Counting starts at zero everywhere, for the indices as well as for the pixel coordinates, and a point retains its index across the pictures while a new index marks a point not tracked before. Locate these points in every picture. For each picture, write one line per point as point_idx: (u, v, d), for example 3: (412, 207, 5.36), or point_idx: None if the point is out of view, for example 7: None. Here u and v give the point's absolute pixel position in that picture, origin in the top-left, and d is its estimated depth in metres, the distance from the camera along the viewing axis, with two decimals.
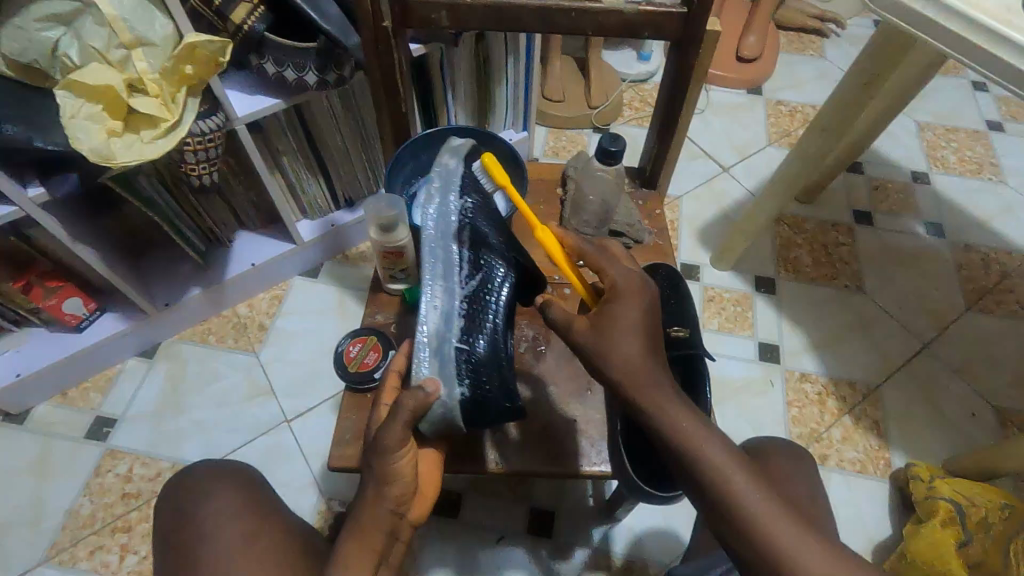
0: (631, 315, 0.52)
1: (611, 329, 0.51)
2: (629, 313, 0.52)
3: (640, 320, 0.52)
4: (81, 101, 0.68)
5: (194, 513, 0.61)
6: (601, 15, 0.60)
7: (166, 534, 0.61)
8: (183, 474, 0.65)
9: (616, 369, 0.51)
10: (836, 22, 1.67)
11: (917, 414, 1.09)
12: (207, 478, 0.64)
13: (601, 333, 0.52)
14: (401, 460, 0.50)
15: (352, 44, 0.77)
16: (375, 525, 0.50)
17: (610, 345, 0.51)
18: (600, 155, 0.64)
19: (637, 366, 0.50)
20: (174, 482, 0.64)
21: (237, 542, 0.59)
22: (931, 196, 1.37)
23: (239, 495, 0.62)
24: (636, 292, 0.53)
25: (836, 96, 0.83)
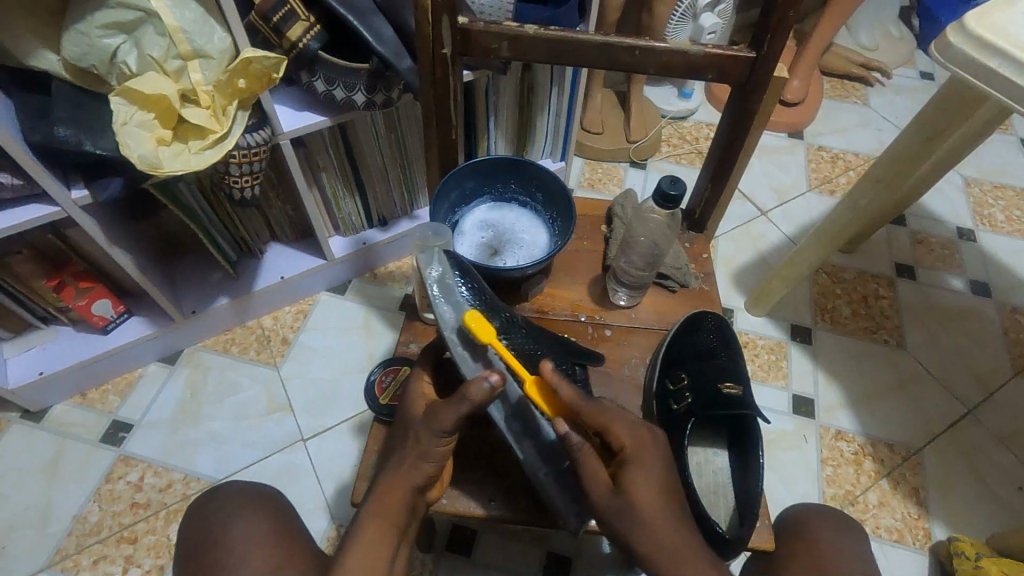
0: (657, 482, 0.51)
1: (627, 502, 0.50)
2: (654, 479, 0.52)
3: (651, 485, 0.51)
4: (135, 108, 0.68)
5: (221, 536, 0.58)
6: (667, 54, 0.59)
7: (190, 555, 0.58)
8: (212, 494, 0.63)
9: (657, 547, 0.49)
10: (881, 71, 1.65)
11: (960, 484, 1.03)
12: (239, 501, 0.61)
13: (639, 515, 0.50)
14: (442, 443, 0.54)
15: (404, 67, 0.76)
16: (398, 497, 0.53)
17: (649, 523, 0.50)
18: (657, 197, 0.61)
19: (681, 545, 0.49)
20: (202, 502, 0.62)
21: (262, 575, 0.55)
22: (977, 254, 1.32)
23: (269, 521, 0.59)
24: (650, 451, 0.53)
25: (894, 147, 0.81)
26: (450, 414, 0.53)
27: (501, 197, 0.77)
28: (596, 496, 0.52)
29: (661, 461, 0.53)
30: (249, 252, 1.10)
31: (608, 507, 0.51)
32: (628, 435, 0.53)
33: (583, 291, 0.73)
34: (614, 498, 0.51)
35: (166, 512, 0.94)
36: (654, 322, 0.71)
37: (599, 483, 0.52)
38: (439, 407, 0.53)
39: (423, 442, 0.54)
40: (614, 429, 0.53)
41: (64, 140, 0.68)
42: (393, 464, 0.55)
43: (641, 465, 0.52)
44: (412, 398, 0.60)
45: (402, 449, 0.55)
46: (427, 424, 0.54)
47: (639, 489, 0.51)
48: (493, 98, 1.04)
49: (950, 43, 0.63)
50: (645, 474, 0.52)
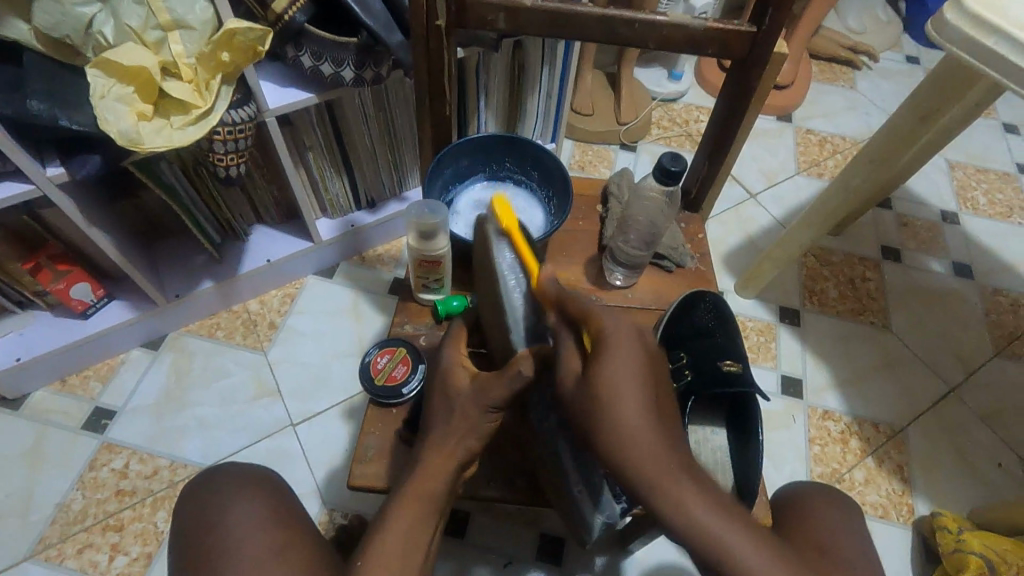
0: (626, 369, 0.48)
1: (596, 375, 0.48)
2: (624, 364, 0.48)
3: (630, 372, 0.48)
4: (113, 82, 0.65)
5: (220, 519, 0.56)
6: (668, 28, 0.58)
7: (185, 541, 0.56)
8: (206, 479, 0.61)
9: (611, 432, 0.46)
10: (868, 54, 1.66)
11: (943, 461, 1.05)
12: (236, 486, 0.59)
13: (597, 400, 0.48)
14: (490, 419, 0.54)
15: (394, 42, 0.74)
16: (434, 470, 0.51)
17: (613, 420, 0.47)
18: (658, 174, 0.61)
19: (642, 432, 0.46)
20: (197, 486, 0.60)
21: (262, 555, 0.53)
22: (960, 236, 1.34)
23: (268, 507, 0.58)
24: (628, 339, 0.50)
25: (889, 127, 0.81)
26: (502, 391, 0.53)
27: (496, 176, 0.75)
28: (564, 387, 0.51)
29: (639, 352, 0.50)
30: (234, 235, 1.07)
31: (574, 395, 0.49)
32: (607, 320, 0.50)
33: (579, 272, 0.72)
34: (579, 385, 0.49)
35: (153, 499, 0.93)
36: (651, 303, 0.70)
37: (569, 373, 0.51)
38: (491, 382, 0.53)
39: (472, 417, 0.53)
40: (596, 316, 0.51)
41: (38, 115, 0.65)
42: (438, 438, 0.54)
43: (609, 350, 0.49)
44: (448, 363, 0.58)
45: (447, 424, 0.54)
46: (480, 395, 0.53)
47: (602, 372, 0.48)
48: (484, 77, 1.02)
49: (947, 21, 0.63)
50: (612, 355, 0.49)
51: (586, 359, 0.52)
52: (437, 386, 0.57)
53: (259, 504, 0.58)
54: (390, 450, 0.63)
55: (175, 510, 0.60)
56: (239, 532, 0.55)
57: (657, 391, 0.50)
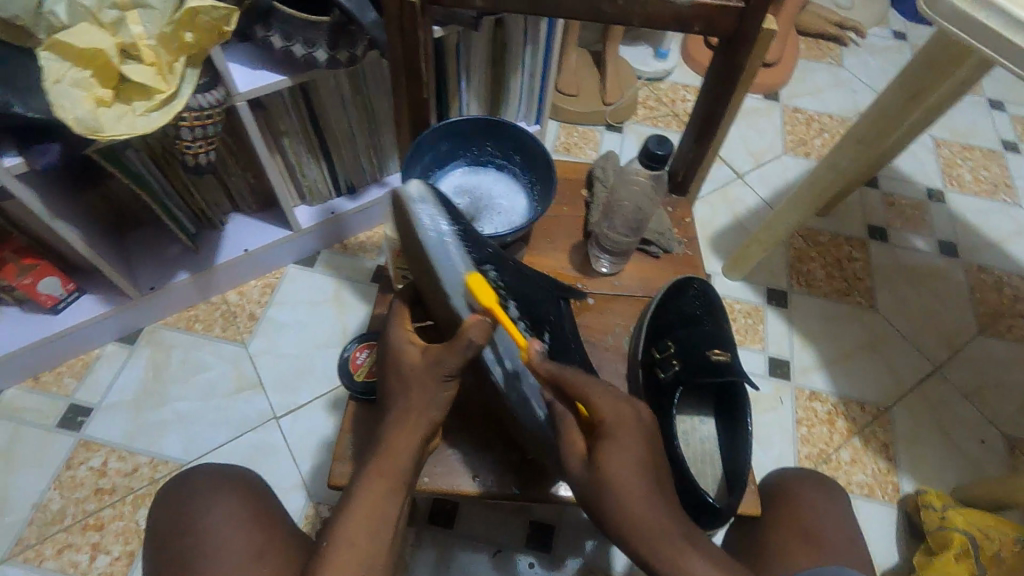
0: (622, 454, 0.47)
1: (600, 463, 0.47)
2: (625, 448, 0.48)
3: (636, 456, 0.48)
4: (68, 66, 0.61)
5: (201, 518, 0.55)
6: (653, 5, 0.55)
7: (164, 545, 0.54)
8: (177, 482, 0.59)
9: (615, 514, 0.46)
10: (856, 31, 1.64)
11: (928, 439, 1.06)
12: (212, 485, 0.58)
13: (601, 488, 0.47)
14: (445, 388, 0.52)
15: (368, 21, 0.71)
16: (407, 459, 0.49)
17: (618, 499, 0.46)
18: (643, 157, 0.59)
19: (644, 512, 0.46)
20: (169, 490, 0.58)
21: (239, 561, 0.52)
22: (946, 215, 1.34)
23: (247, 508, 0.56)
24: (626, 420, 0.49)
25: (878, 105, 0.80)
26: (455, 359, 0.51)
27: (478, 161, 0.73)
28: (573, 471, 0.49)
29: (636, 428, 0.49)
30: (209, 224, 1.04)
31: (582, 481, 0.49)
32: (597, 395, 0.50)
33: (563, 259, 0.71)
34: (585, 471, 0.48)
35: (133, 497, 0.91)
36: (638, 289, 0.69)
37: (574, 455, 0.50)
38: (441, 352, 0.51)
39: (426, 387, 0.51)
40: (596, 398, 0.49)
41: None
42: (397, 414, 0.51)
43: (614, 441, 0.48)
44: (393, 343, 0.55)
45: (404, 398, 0.51)
46: (434, 367, 0.51)
47: (606, 463, 0.47)
48: (464, 56, 0.98)
49: None
50: (613, 444, 0.48)
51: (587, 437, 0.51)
52: (387, 363, 0.54)
53: (237, 503, 0.57)
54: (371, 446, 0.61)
55: (152, 511, 0.58)
56: (215, 537, 0.53)
57: (659, 464, 0.49)
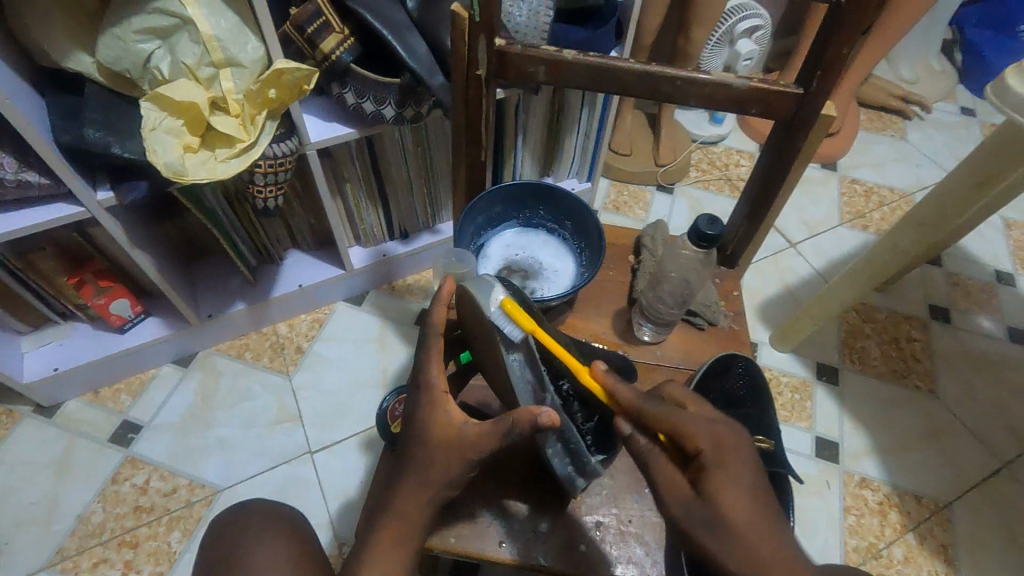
0: (744, 478, 0.47)
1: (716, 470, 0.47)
2: (737, 475, 0.47)
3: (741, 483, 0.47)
4: (164, 115, 0.69)
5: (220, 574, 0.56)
6: (711, 86, 0.58)
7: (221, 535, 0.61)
8: (255, 508, 0.63)
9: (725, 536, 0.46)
10: (920, 105, 1.61)
11: (992, 544, 0.98)
12: (262, 544, 0.58)
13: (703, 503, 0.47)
14: (469, 471, 0.52)
15: (436, 84, 0.75)
16: (417, 509, 0.53)
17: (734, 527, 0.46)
18: (693, 236, 0.62)
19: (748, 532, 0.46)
20: (240, 509, 0.62)
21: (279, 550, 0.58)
22: (1016, 300, 1.26)
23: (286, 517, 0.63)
24: (731, 444, 0.48)
25: (943, 188, 0.78)
26: (486, 446, 0.50)
27: (529, 224, 0.76)
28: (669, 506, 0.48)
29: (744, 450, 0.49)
30: (269, 258, 1.09)
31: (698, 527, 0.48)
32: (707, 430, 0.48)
33: (608, 325, 0.74)
34: (697, 507, 0.47)
35: (168, 518, 0.93)
36: (681, 361, 0.71)
37: (674, 489, 0.48)
38: (479, 440, 0.50)
39: (452, 466, 0.51)
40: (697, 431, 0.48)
41: (93, 142, 0.68)
42: (413, 485, 0.53)
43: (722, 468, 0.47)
44: (427, 401, 0.53)
45: (424, 470, 0.52)
46: (469, 451, 0.51)
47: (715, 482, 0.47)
48: (523, 117, 1.03)
49: (1009, 87, 0.58)
50: (728, 476, 0.47)
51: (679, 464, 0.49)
52: (416, 426, 0.53)
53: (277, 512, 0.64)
54: None
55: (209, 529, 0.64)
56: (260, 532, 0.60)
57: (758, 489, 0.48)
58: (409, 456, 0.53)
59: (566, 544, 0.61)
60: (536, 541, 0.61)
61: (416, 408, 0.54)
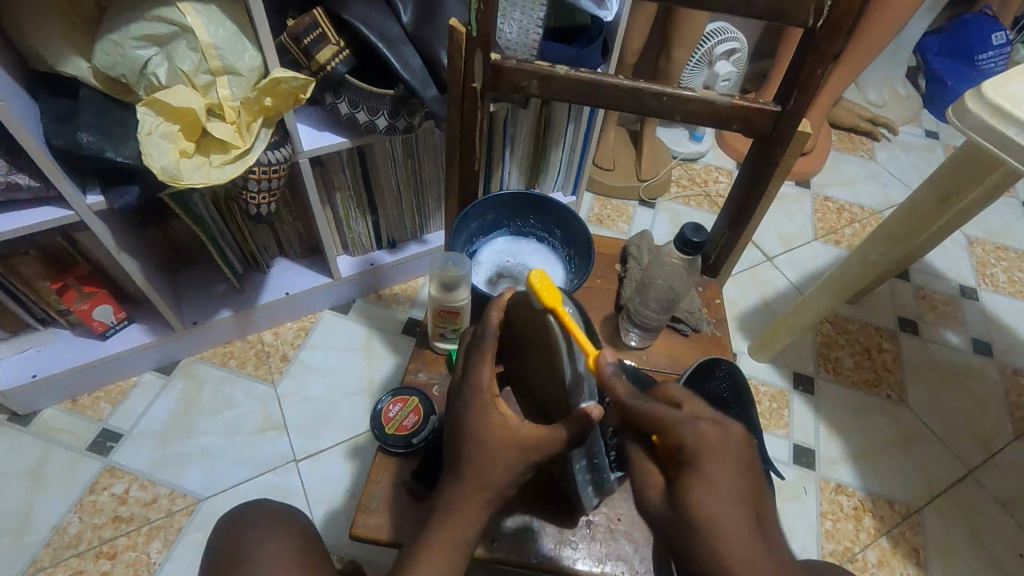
0: (727, 484, 0.43)
1: (698, 484, 0.43)
2: (718, 485, 0.43)
3: (732, 492, 0.43)
4: (160, 119, 0.69)
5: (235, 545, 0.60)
6: (694, 102, 0.61)
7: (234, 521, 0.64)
8: (313, 534, 0.64)
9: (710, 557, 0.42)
10: (888, 127, 1.68)
11: (960, 547, 1.02)
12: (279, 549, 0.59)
13: (691, 523, 0.43)
14: (526, 470, 0.52)
15: (429, 96, 0.78)
16: (472, 519, 0.50)
17: (714, 534, 0.42)
18: (679, 243, 0.65)
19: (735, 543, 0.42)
20: (277, 507, 0.66)
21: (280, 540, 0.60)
22: (979, 313, 1.33)
23: (295, 518, 0.65)
24: (717, 447, 0.44)
25: (909, 204, 0.82)
26: (551, 446, 0.51)
27: (520, 232, 0.78)
28: (649, 505, 0.46)
29: (732, 457, 0.44)
30: (256, 266, 1.09)
31: (666, 521, 0.45)
32: (688, 433, 0.45)
33: (595, 330, 0.76)
34: (667, 508, 0.45)
35: (148, 528, 0.92)
36: (665, 366, 0.74)
37: (654, 489, 0.46)
38: (543, 437, 0.50)
39: (513, 466, 0.50)
40: (688, 437, 0.44)
41: (86, 145, 0.69)
42: (470, 487, 0.50)
43: (701, 473, 0.43)
44: (480, 404, 0.52)
45: (484, 472, 0.50)
46: (531, 451, 0.51)
47: (693, 498, 0.43)
48: (511, 131, 1.06)
49: (968, 109, 0.62)
50: (704, 483, 0.43)
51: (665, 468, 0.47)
52: (468, 428, 0.51)
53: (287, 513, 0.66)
54: (397, 505, 0.65)
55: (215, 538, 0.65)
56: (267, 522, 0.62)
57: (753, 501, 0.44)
58: (460, 462, 0.51)
59: (557, 539, 0.63)
60: (527, 538, 0.63)
61: (465, 413, 0.52)
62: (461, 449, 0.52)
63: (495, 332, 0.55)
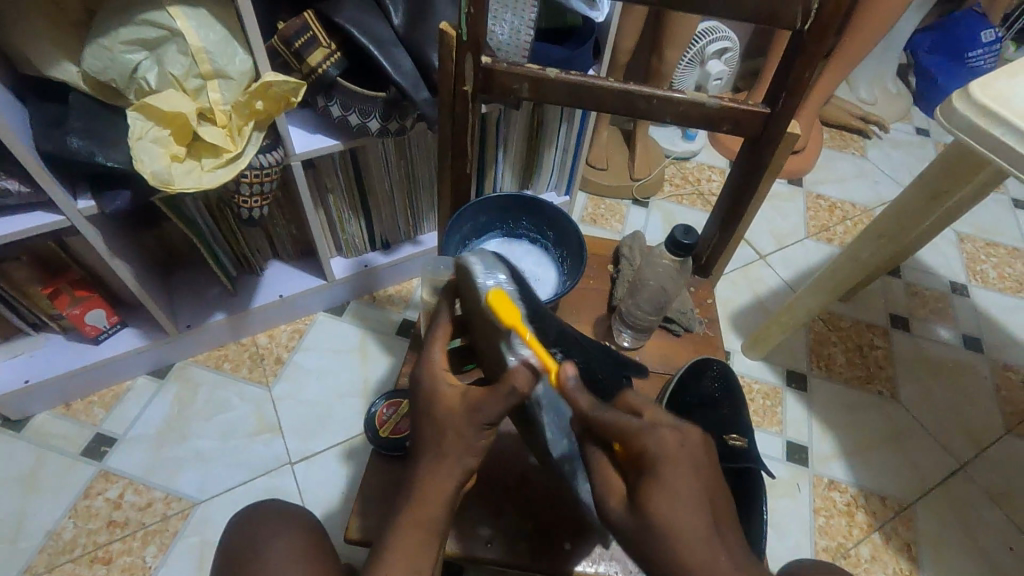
0: (686, 492, 0.43)
1: (655, 489, 0.43)
2: (681, 497, 0.42)
3: (693, 493, 0.43)
4: (150, 124, 0.69)
5: (253, 542, 0.61)
6: (684, 104, 0.61)
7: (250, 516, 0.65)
8: (321, 536, 0.64)
9: (672, 564, 0.41)
10: (879, 125, 1.69)
11: (952, 542, 1.03)
12: (296, 558, 0.59)
13: (652, 529, 0.42)
14: (484, 435, 0.50)
15: (421, 98, 0.78)
16: (436, 498, 0.50)
17: (673, 540, 0.41)
18: (670, 245, 0.66)
19: (696, 548, 0.41)
20: (290, 507, 0.66)
21: (290, 541, 0.61)
22: (970, 309, 1.34)
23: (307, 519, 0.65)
24: (680, 457, 0.44)
25: (899, 203, 0.83)
26: (496, 406, 0.49)
27: (512, 234, 0.78)
28: (612, 514, 0.46)
29: (691, 466, 0.44)
30: (249, 269, 1.09)
31: (627, 528, 0.44)
32: (651, 441, 0.44)
33: (588, 330, 0.77)
34: (630, 518, 0.44)
35: (143, 533, 0.92)
36: (658, 366, 0.74)
37: (615, 496, 0.46)
38: (483, 399, 0.49)
39: (463, 433, 0.50)
40: (645, 439, 0.44)
41: (76, 150, 0.68)
42: (431, 458, 0.51)
43: (659, 481, 0.43)
44: (429, 375, 0.54)
45: (438, 446, 0.51)
46: (474, 413, 0.49)
47: (653, 505, 0.43)
48: (504, 131, 1.06)
49: (956, 109, 0.62)
50: (665, 491, 0.42)
51: (627, 475, 0.47)
52: (421, 402, 0.53)
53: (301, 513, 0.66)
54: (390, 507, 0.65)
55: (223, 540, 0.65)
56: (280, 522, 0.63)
57: (713, 503, 0.44)
58: (419, 438, 0.53)
59: (552, 543, 0.63)
60: (521, 541, 0.63)
61: (416, 387, 0.55)
62: (421, 431, 0.53)
63: (449, 315, 0.59)
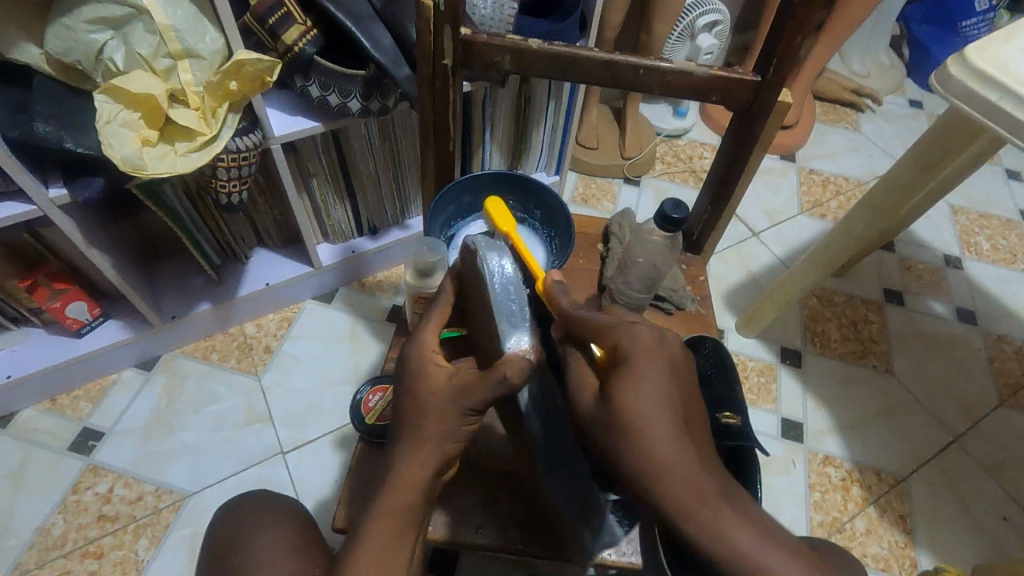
0: (654, 381, 0.42)
1: (623, 374, 0.43)
2: (651, 379, 0.42)
3: (662, 382, 0.43)
4: (120, 107, 0.67)
5: (241, 539, 0.59)
6: (672, 75, 0.59)
7: (237, 512, 0.62)
8: (311, 529, 0.62)
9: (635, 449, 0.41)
10: (872, 98, 1.67)
11: (945, 513, 1.03)
12: (284, 552, 0.57)
13: (615, 421, 0.42)
14: (467, 423, 0.50)
15: (402, 76, 0.75)
16: (413, 485, 0.49)
17: (635, 423, 0.41)
18: (659, 220, 0.64)
19: (659, 425, 0.41)
20: (277, 502, 0.64)
21: (278, 538, 0.59)
22: (963, 282, 1.33)
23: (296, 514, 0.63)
24: (652, 350, 0.44)
25: (891, 174, 0.81)
26: (484, 393, 0.48)
27: None
28: (582, 407, 0.46)
29: (665, 359, 0.44)
30: (234, 257, 1.07)
31: (593, 416, 0.45)
32: (624, 336, 0.45)
33: (578, 311, 0.76)
34: (598, 406, 0.44)
35: (135, 526, 0.91)
36: None
37: (588, 393, 0.46)
38: (473, 385, 0.48)
39: (447, 423, 0.49)
40: (617, 333, 0.45)
41: (44, 137, 0.66)
42: (410, 440, 0.50)
43: (626, 366, 0.43)
44: (421, 359, 0.53)
45: (419, 430, 0.50)
46: (460, 396, 0.49)
47: (620, 395, 0.42)
48: (490, 110, 1.03)
49: (951, 74, 0.60)
50: (634, 376, 0.43)
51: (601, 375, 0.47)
52: (407, 381, 0.53)
53: (289, 507, 0.64)
54: None
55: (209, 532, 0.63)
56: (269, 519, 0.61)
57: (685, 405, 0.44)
58: (402, 421, 0.51)
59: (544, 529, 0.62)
60: (513, 525, 0.63)
61: (403, 367, 0.54)
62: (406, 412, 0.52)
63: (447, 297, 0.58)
